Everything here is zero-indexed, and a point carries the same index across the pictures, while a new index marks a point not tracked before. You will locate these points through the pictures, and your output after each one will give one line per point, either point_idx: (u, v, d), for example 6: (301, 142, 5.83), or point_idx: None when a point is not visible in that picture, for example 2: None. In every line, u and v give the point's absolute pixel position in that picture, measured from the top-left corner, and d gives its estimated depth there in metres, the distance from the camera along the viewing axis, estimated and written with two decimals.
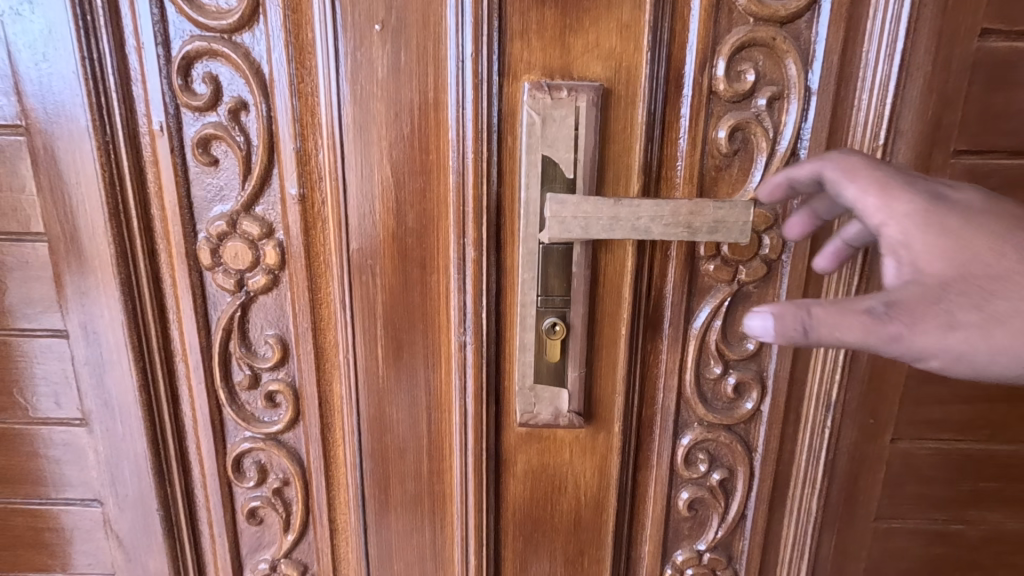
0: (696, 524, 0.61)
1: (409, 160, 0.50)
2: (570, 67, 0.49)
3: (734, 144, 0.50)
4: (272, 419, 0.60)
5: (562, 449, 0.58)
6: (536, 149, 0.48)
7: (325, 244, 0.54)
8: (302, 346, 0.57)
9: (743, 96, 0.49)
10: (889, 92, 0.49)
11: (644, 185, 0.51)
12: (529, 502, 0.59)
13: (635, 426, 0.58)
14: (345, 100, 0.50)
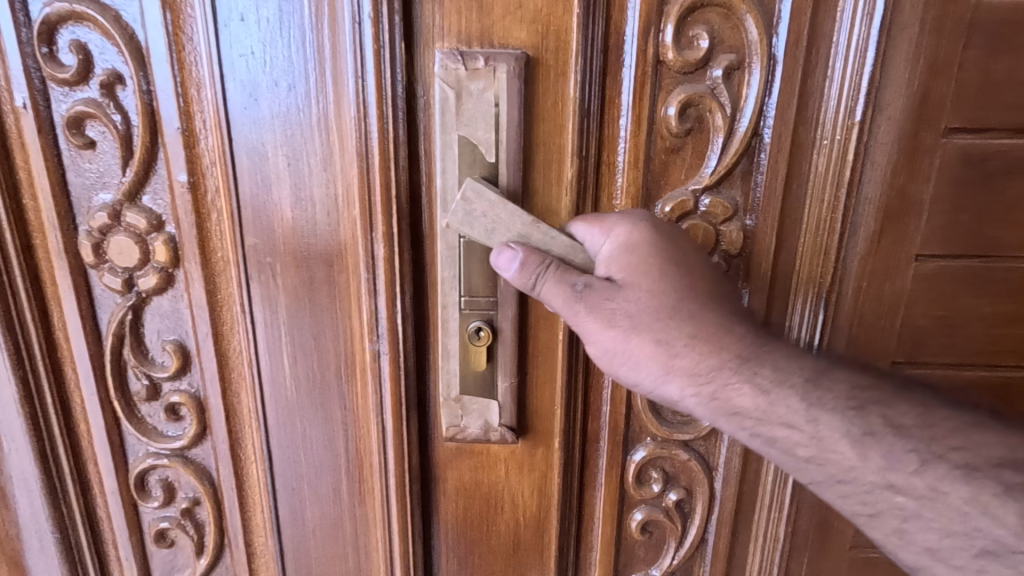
0: (651, 547, 0.55)
1: (306, 142, 0.43)
2: (489, 32, 0.42)
3: (686, 123, 0.43)
4: (176, 434, 0.54)
5: (497, 465, 0.52)
6: (452, 130, 0.42)
7: (221, 238, 0.47)
8: (203, 353, 0.51)
9: (696, 66, 0.42)
10: (867, 60, 0.41)
11: (581, 171, 0.44)
12: (463, 521, 0.53)
13: (580, 440, 0.52)
14: (228, 71, 0.42)
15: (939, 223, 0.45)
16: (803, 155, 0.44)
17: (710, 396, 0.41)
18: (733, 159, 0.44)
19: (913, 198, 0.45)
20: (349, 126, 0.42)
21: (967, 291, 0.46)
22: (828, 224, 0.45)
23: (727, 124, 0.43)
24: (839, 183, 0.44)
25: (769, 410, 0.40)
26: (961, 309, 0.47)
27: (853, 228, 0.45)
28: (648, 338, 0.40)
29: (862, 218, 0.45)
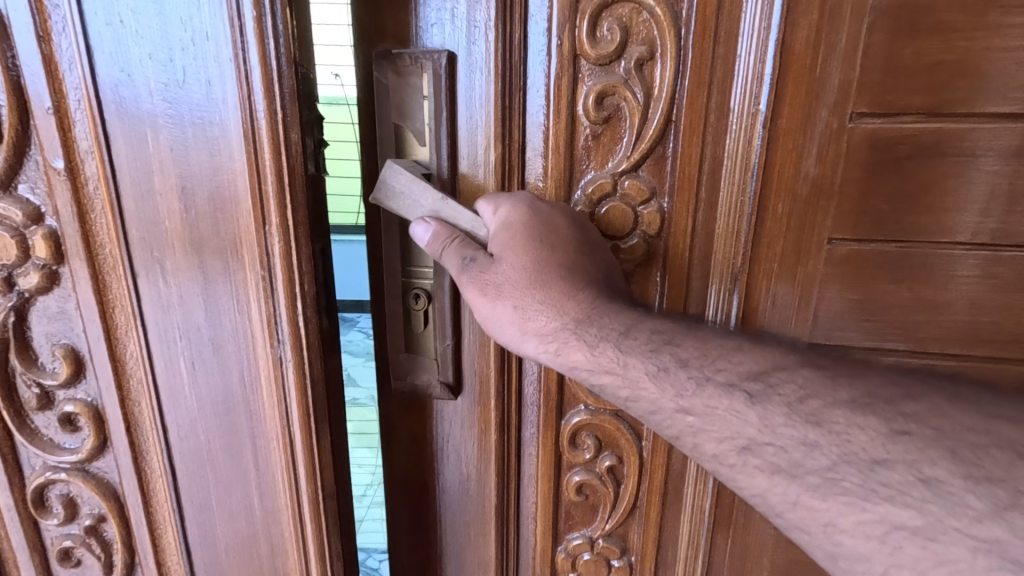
0: (588, 510, 0.53)
1: (190, 124, 0.39)
2: (417, 29, 0.43)
3: (603, 111, 0.44)
4: (74, 446, 0.50)
5: (442, 420, 0.53)
6: (386, 119, 0.44)
7: (105, 233, 0.43)
8: (96, 358, 0.46)
9: (610, 58, 0.42)
10: (768, 46, 0.41)
11: (504, 155, 0.45)
12: (414, 471, 0.55)
13: (516, 402, 0.51)
14: (100, 45, 0.38)
15: (850, 209, 0.44)
16: (708, 141, 0.43)
17: (556, 354, 0.41)
18: (646, 147, 0.44)
19: (822, 183, 0.44)
20: (233, 105, 0.38)
21: (885, 275, 0.45)
22: (735, 209, 0.44)
23: (639, 111, 0.43)
24: (747, 167, 0.43)
25: (596, 360, 0.40)
26: (878, 293, 0.45)
27: (762, 213, 0.44)
28: (507, 303, 0.41)
29: (773, 203, 0.44)
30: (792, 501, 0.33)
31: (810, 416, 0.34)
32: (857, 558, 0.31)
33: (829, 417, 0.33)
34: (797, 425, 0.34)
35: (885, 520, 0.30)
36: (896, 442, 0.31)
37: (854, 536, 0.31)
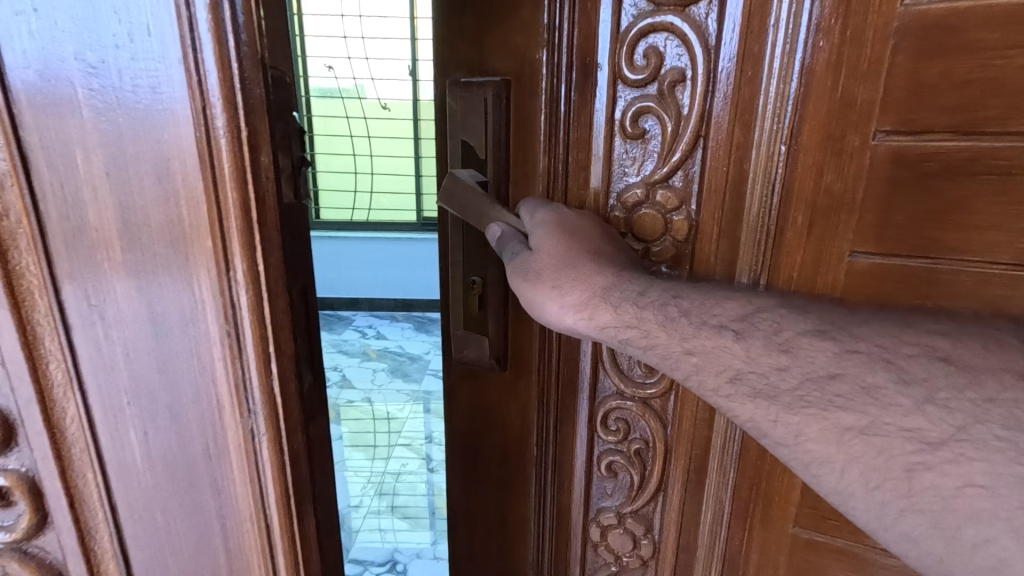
0: (617, 485, 0.98)
1: (135, 184, 0.41)
2: (484, 63, 0.80)
3: (628, 149, 0.80)
4: (8, 523, 0.48)
5: (516, 407, 0.96)
6: (458, 131, 0.81)
7: (37, 299, 0.44)
8: (30, 426, 0.46)
9: (638, 133, 0.79)
10: (788, 100, 0.72)
11: (551, 163, 0.80)
12: (506, 441, 0.98)
13: (570, 394, 0.95)
14: (35, 115, 0.40)
15: (868, 202, 0.73)
16: (744, 163, 0.76)
17: (588, 317, 0.73)
18: (672, 169, 0.79)
19: (838, 189, 0.74)
20: (182, 105, 0.38)
21: (881, 248, 0.74)
22: (763, 208, 0.77)
23: (681, 154, 0.78)
24: (772, 176, 0.75)
25: (619, 318, 0.71)
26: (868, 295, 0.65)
27: (781, 213, 0.76)
28: (548, 286, 0.73)
29: (789, 205, 0.76)
30: (774, 419, 0.62)
31: (782, 345, 0.64)
32: (824, 458, 0.59)
33: (794, 349, 0.63)
34: (771, 354, 0.64)
35: (838, 425, 0.59)
36: (848, 367, 0.60)
37: (819, 441, 0.59)
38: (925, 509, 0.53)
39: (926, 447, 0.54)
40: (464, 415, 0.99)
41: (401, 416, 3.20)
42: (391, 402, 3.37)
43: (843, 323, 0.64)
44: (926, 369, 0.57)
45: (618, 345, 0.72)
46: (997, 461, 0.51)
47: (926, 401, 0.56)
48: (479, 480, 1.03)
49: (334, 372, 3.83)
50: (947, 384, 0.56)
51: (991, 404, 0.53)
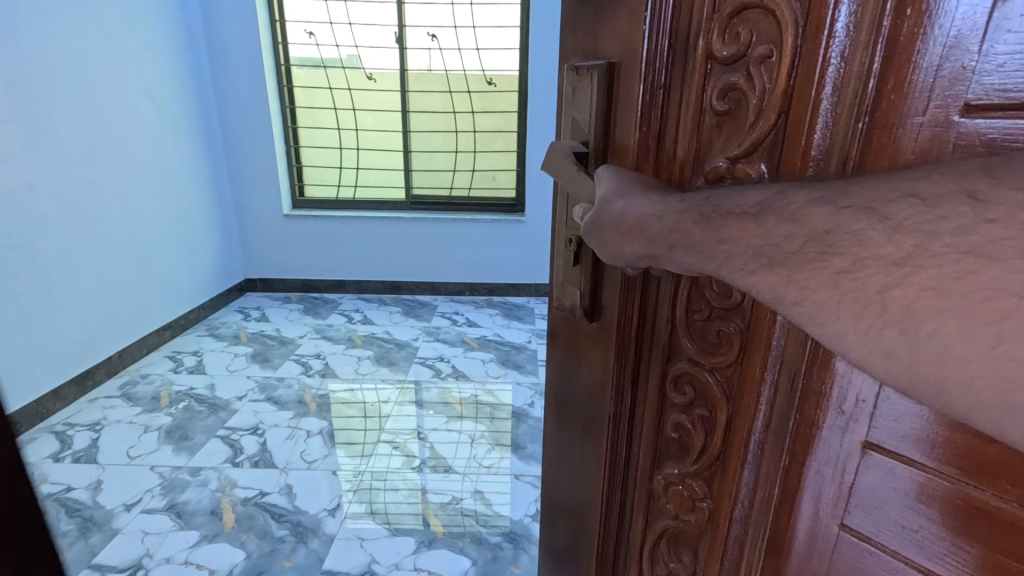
0: (681, 449, 0.93)
1: None
2: (597, 45, 0.79)
3: (715, 126, 0.70)
4: None
5: (592, 350, 1.01)
6: (568, 110, 0.85)
7: None
8: None
9: (725, 112, 0.68)
10: (873, 75, 0.56)
11: (642, 137, 0.75)
12: (586, 382, 1.03)
13: (644, 344, 0.93)
14: None
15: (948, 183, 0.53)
16: (813, 142, 0.61)
17: (637, 231, 0.69)
18: (744, 151, 0.67)
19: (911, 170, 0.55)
20: None
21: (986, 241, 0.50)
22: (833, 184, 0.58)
23: (759, 136, 0.65)
24: (844, 159, 0.59)
25: (668, 223, 0.66)
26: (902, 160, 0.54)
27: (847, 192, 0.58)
28: (603, 216, 0.73)
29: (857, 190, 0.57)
30: (786, 283, 0.55)
31: (789, 216, 0.56)
32: (823, 306, 0.53)
33: (800, 215, 0.55)
34: (779, 225, 0.56)
35: (831, 267, 0.52)
36: (841, 219, 0.52)
37: (818, 290, 0.53)
38: (895, 320, 0.49)
39: (893, 267, 0.49)
40: (564, 353, 1.09)
41: (386, 408, 3.05)
42: (378, 391, 3.24)
43: (836, 186, 0.55)
44: (899, 207, 0.50)
45: (666, 254, 0.67)
46: (946, 264, 0.47)
47: (899, 230, 0.49)
48: (569, 416, 1.10)
49: (316, 359, 3.65)
50: (913, 216, 0.49)
51: (939, 220, 0.48)
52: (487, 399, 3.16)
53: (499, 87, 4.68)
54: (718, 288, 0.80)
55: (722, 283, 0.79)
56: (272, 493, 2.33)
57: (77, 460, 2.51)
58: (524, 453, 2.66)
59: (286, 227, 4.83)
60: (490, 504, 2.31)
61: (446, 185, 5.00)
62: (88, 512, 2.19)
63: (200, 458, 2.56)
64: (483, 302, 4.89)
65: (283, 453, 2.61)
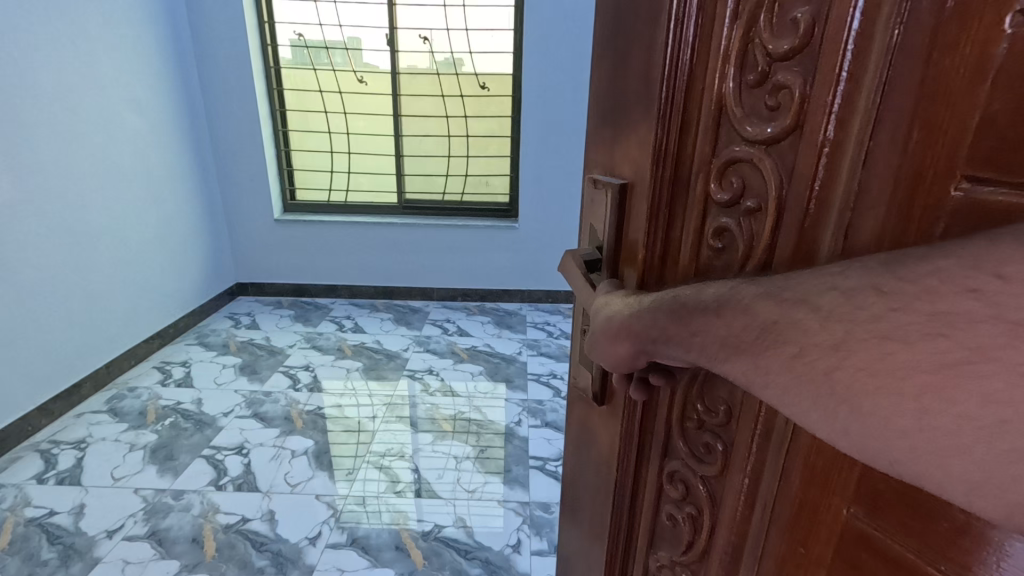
0: (675, 539, 0.89)
1: None
2: (613, 158, 0.78)
3: (710, 257, 0.67)
4: None
5: (598, 428, 0.98)
6: (588, 214, 0.85)
7: None
8: None
9: (718, 249, 0.66)
10: (843, 240, 0.53)
11: (646, 256, 0.73)
12: (593, 457, 1.01)
13: (641, 437, 0.89)
14: None
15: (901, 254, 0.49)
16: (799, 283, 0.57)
17: (628, 340, 0.67)
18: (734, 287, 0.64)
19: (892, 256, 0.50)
20: None
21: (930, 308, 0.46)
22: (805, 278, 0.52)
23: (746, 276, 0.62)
24: None
25: (657, 338, 0.62)
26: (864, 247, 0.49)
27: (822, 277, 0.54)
28: (600, 322, 0.72)
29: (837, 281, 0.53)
30: (753, 372, 0.51)
31: (743, 307, 0.52)
32: (783, 397, 0.49)
33: (752, 309, 0.51)
34: (734, 315, 0.53)
35: (784, 353, 0.48)
36: (786, 312, 0.48)
37: (777, 379, 0.48)
38: (842, 397, 0.43)
39: (828, 350, 0.44)
40: (579, 425, 1.07)
41: (373, 426, 3.05)
42: (365, 406, 3.24)
43: (778, 279, 0.52)
44: (823, 295, 0.47)
45: (654, 349, 0.64)
46: (867, 349, 0.42)
47: (830, 318, 0.45)
48: (579, 487, 1.08)
49: (305, 371, 3.64)
50: (835, 305, 0.45)
51: (853, 310, 0.44)
52: (474, 416, 3.17)
53: (493, 90, 4.60)
54: (704, 403, 0.76)
55: (714, 398, 0.75)
56: (254, 520, 2.33)
57: (61, 482, 2.51)
58: (508, 477, 2.66)
59: (277, 230, 4.79)
60: (470, 533, 2.31)
61: (439, 191, 4.94)
62: (70, 538, 2.20)
63: (184, 480, 2.56)
64: (475, 308, 4.87)
65: (268, 474, 2.63)
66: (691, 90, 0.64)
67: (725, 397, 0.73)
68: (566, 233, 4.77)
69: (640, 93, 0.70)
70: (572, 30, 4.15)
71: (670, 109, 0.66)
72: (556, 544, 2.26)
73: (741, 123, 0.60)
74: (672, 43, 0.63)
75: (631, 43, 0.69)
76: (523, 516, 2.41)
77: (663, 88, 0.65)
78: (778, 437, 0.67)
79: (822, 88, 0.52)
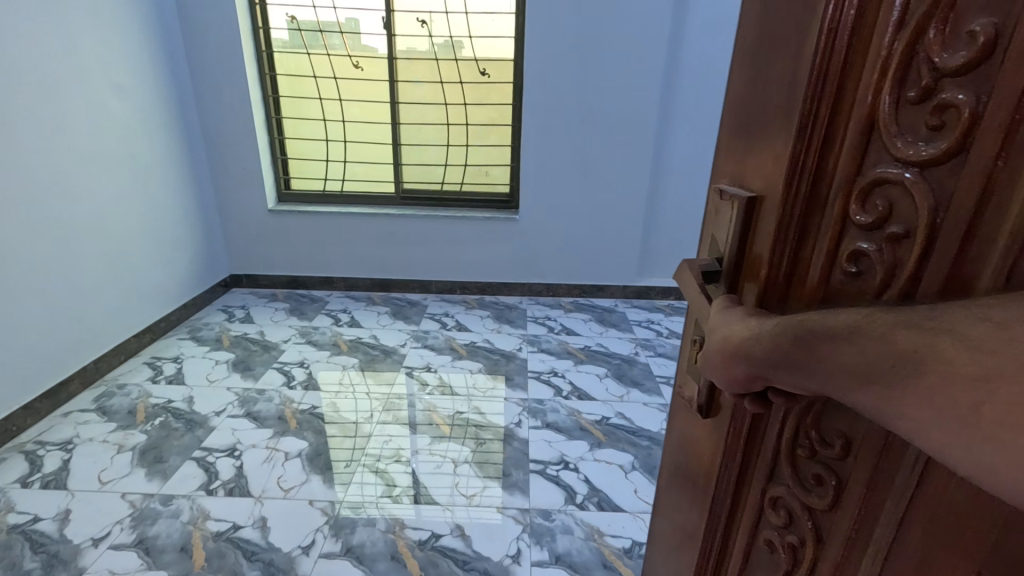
0: (770, 568, 0.80)
1: None
2: (749, 166, 0.71)
3: (843, 282, 0.57)
4: None
5: (704, 437, 0.92)
6: (715, 221, 0.78)
7: None
8: None
9: (856, 274, 0.56)
10: (1008, 276, 0.42)
11: (770, 275, 0.65)
12: (696, 467, 0.96)
13: (743, 453, 0.81)
14: None
15: None
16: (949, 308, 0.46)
17: (738, 357, 0.59)
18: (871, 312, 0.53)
19: None
20: None
21: None
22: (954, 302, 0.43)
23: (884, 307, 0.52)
24: None
25: (777, 362, 0.54)
26: None
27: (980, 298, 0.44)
28: (713, 336, 0.64)
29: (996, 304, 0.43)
30: (887, 405, 0.43)
31: (876, 337, 0.44)
32: (921, 432, 0.41)
33: (886, 338, 0.43)
34: (861, 343, 0.45)
35: (923, 384, 0.40)
36: (929, 343, 0.40)
37: (913, 411, 0.41)
38: (992, 436, 0.36)
39: (979, 384, 0.37)
40: (685, 430, 1.01)
41: (369, 427, 2.97)
42: (360, 406, 3.16)
43: (921, 306, 0.43)
44: (974, 325, 0.38)
45: (772, 374, 0.55)
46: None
47: (982, 348, 0.37)
48: (680, 492, 1.03)
49: (299, 367, 3.56)
50: (991, 336, 0.37)
51: (1016, 341, 0.36)
52: (472, 417, 3.09)
53: (494, 77, 4.45)
54: (818, 432, 0.66)
55: (830, 426, 0.64)
56: (245, 527, 2.26)
57: (45, 486, 2.43)
58: (507, 482, 2.58)
59: (271, 220, 4.66)
60: (468, 542, 2.24)
61: (437, 180, 4.82)
62: (54, 547, 2.12)
63: (172, 484, 2.48)
64: (474, 302, 4.78)
65: (260, 478, 2.55)
66: (839, 98, 0.56)
67: (844, 426, 0.62)
68: (568, 224, 4.66)
69: (785, 100, 0.62)
70: (577, 12, 3.98)
71: (813, 120, 0.58)
72: (557, 554, 2.19)
73: (893, 141, 0.51)
74: (821, 49, 0.56)
75: (783, 47, 0.63)
76: (522, 523, 2.34)
77: (806, 97, 0.58)
78: (898, 480, 0.55)
79: (1000, 104, 0.42)
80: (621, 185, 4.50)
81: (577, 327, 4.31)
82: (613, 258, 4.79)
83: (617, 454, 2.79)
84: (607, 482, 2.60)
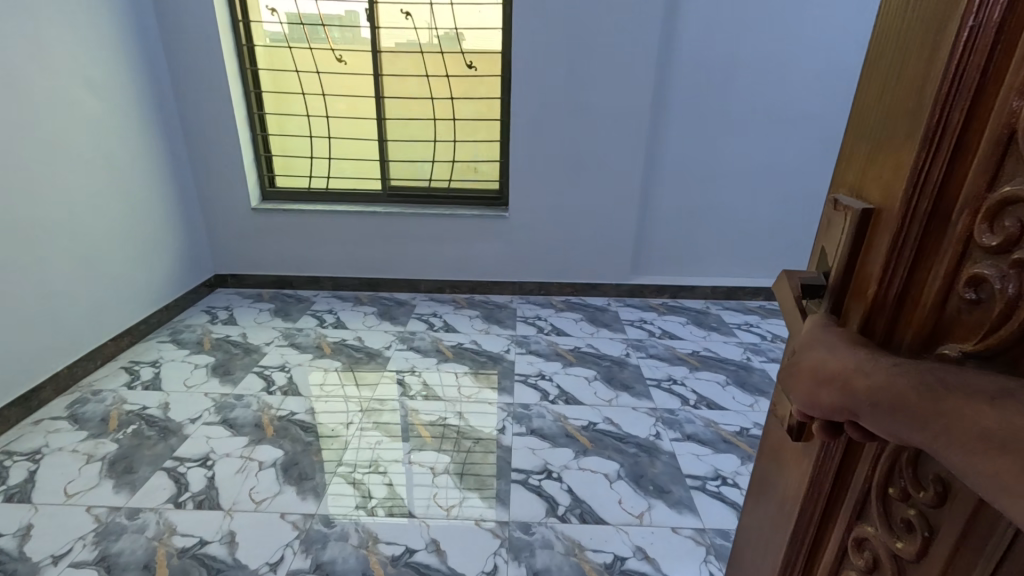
0: None
1: None
2: (866, 175, 0.64)
3: (963, 313, 0.52)
4: None
5: (788, 463, 0.84)
6: (823, 232, 0.71)
7: None
8: None
9: (980, 303, 0.50)
10: None
11: (877, 297, 0.59)
12: (779, 494, 0.87)
13: (826, 487, 0.74)
14: None
15: None
16: None
17: (829, 381, 0.52)
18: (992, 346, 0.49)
19: None
20: None
21: None
22: None
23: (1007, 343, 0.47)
24: None
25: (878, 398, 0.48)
26: None
27: None
28: (802, 355, 0.58)
29: None
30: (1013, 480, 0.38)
31: None
32: None
33: None
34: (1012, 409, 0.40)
35: None
36: None
37: None
38: None
39: None
40: (769, 453, 0.93)
41: (347, 433, 2.88)
42: (333, 413, 3.05)
43: None
44: None
45: (867, 410, 0.49)
46: None
47: None
48: (759, 516, 0.96)
49: (280, 372, 3.47)
50: None
51: None
52: (455, 423, 2.99)
53: (482, 70, 4.32)
54: (912, 472, 0.59)
55: (928, 469, 0.57)
56: (212, 543, 2.18)
57: (10, 499, 2.35)
58: (488, 493, 2.49)
59: (253, 220, 4.55)
60: (443, 559, 2.14)
61: (425, 178, 4.70)
62: (13, 565, 2.04)
63: (141, 497, 2.40)
64: (463, 302, 4.67)
65: (231, 490, 2.46)
66: (978, 102, 0.48)
67: (942, 470, 0.55)
68: (560, 222, 4.55)
69: (913, 103, 0.55)
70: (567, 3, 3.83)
71: (942, 126, 0.51)
72: (535, 570, 2.10)
73: None
74: (961, 46, 0.49)
75: (920, 39, 0.55)
76: (501, 538, 2.25)
77: (937, 99, 0.51)
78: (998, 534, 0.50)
79: None
80: (617, 182, 4.38)
81: (568, 328, 4.21)
82: (608, 256, 4.67)
83: (602, 463, 2.70)
84: (591, 493, 2.51)
